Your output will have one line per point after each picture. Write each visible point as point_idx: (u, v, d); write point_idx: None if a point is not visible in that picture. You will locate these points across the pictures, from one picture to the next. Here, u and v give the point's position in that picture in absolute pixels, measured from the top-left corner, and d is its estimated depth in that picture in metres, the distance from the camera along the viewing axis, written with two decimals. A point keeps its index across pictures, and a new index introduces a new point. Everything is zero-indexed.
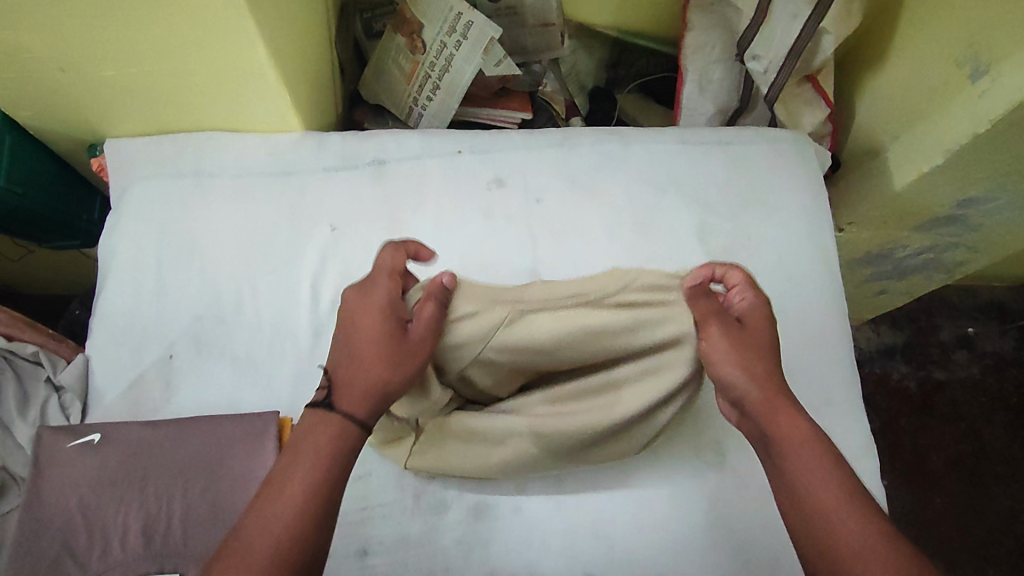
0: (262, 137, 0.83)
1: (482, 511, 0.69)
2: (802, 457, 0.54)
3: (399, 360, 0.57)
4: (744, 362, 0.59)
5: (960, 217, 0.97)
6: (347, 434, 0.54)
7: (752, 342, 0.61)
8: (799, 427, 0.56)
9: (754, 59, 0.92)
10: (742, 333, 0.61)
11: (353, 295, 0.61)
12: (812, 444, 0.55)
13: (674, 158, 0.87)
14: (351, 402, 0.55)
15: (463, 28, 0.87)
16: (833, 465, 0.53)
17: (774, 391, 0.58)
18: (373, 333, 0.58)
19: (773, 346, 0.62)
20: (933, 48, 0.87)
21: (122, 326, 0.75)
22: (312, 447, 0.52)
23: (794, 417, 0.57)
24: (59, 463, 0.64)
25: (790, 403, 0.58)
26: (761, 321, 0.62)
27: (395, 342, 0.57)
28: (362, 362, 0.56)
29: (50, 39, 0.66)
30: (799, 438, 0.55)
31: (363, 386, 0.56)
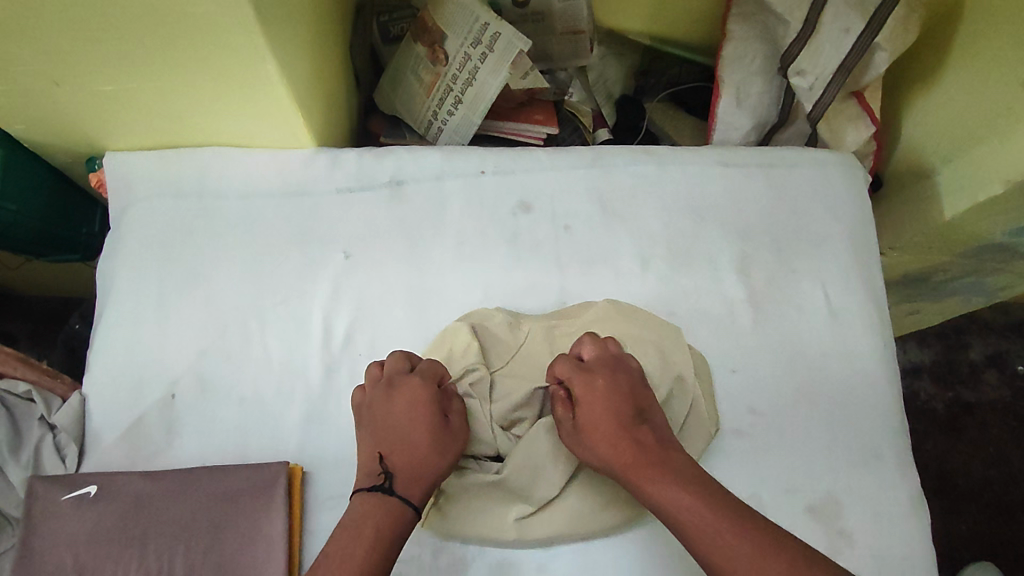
0: (270, 153, 0.77)
1: (505, 569, 0.65)
2: (675, 517, 0.54)
3: (450, 450, 0.61)
4: (599, 449, 0.60)
5: (1012, 245, 0.91)
6: (402, 517, 0.57)
7: (597, 421, 0.61)
8: (661, 487, 0.56)
9: (799, 75, 0.86)
10: (585, 419, 0.61)
11: (395, 391, 0.63)
12: (675, 500, 0.55)
13: (713, 182, 0.81)
14: (410, 487, 0.58)
15: (490, 39, 0.81)
16: (698, 514, 0.53)
17: (634, 457, 0.58)
18: (421, 428, 0.61)
19: (613, 416, 0.61)
20: (995, 67, 0.80)
21: (121, 361, 0.70)
22: (370, 528, 0.55)
23: (655, 477, 0.57)
24: (54, 517, 0.60)
25: (653, 468, 0.57)
26: (597, 398, 0.62)
27: (442, 435, 0.61)
28: (416, 454, 0.60)
29: (41, 52, 0.60)
30: (662, 500, 0.55)
31: (418, 474, 0.59)
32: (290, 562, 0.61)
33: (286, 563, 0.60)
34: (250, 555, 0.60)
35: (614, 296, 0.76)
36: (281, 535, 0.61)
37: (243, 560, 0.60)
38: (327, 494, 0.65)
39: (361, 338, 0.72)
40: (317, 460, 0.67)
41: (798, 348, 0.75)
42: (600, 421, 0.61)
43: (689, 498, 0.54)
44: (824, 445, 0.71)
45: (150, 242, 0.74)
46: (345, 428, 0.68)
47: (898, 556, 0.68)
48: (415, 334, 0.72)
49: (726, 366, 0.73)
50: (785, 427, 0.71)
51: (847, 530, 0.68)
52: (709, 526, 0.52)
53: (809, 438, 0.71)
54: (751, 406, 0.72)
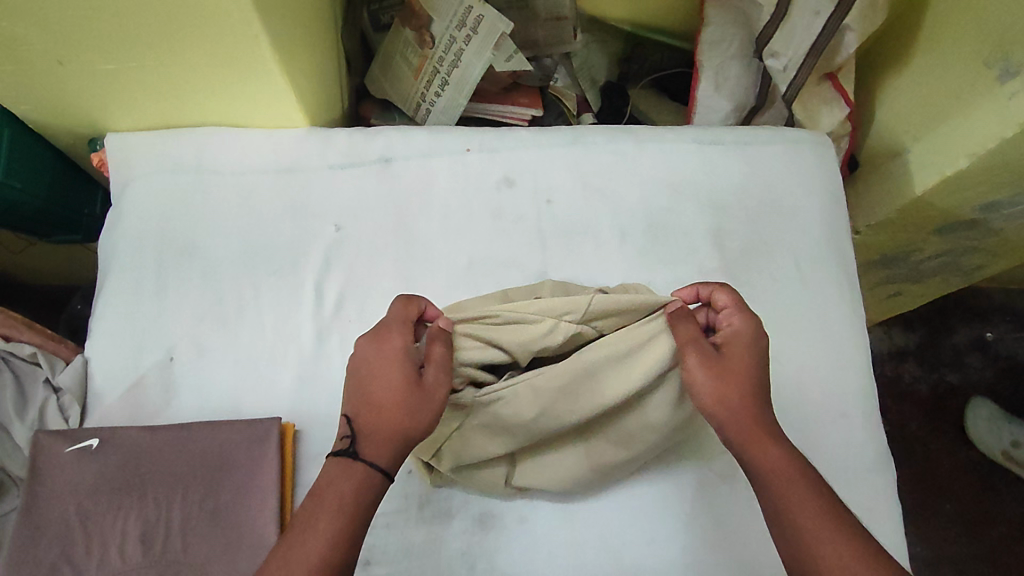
0: (265, 132, 0.81)
1: (488, 521, 0.68)
2: (786, 485, 0.54)
3: (422, 407, 0.56)
4: (726, 387, 0.58)
5: (982, 222, 0.95)
6: (370, 485, 0.54)
7: (734, 369, 0.59)
8: (778, 450, 0.56)
9: (773, 57, 0.90)
10: (727, 363, 0.59)
11: (365, 346, 0.59)
12: (795, 474, 0.55)
13: (689, 158, 0.84)
14: (375, 450, 0.55)
15: (473, 22, 0.84)
16: (818, 493, 0.54)
17: (760, 415, 0.58)
18: (389, 384, 0.57)
19: (756, 371, 0.59)
20: (957, 49, 0.84)
21: (123, 326, 0.73)
22: (332, 497, 0.53)
23: (781, 445, 0.56)
24: (58, 469, 0.63)
25: (771, 431, 0.57)
26: (744, 348, 0.60)
27: (413, 391, 0.56)
28: (381, 414, 0.56)
29: (45, 30, 0.64)
30: (778, 468, 0.55)
31: (387, 433, 0.55)
32: (282, 512, 0.64)
33: (278, 511, 0.64)
34: (244, 504, 0.63)
35: (594, 266, 0.79)
36: (273, 486, 0.64)
37: (237, 509, 0.63)
38: (319, 450, 0.69)
39: (352, 306, 0.75)
40: (309, 420, 0.70)
41: (770, 314, 0.78)
42: (739, 369, 0.59)
43: (809, 479, 0.55)
44: (794, 405, 0.74)
45: (149, 215, 0.77)
46: (335, 389, 0.71)
47: (864, 510, 0.71)
48: None
49: None
50: None
51: None
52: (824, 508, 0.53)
53: (780, 400, 0.74)
54: None
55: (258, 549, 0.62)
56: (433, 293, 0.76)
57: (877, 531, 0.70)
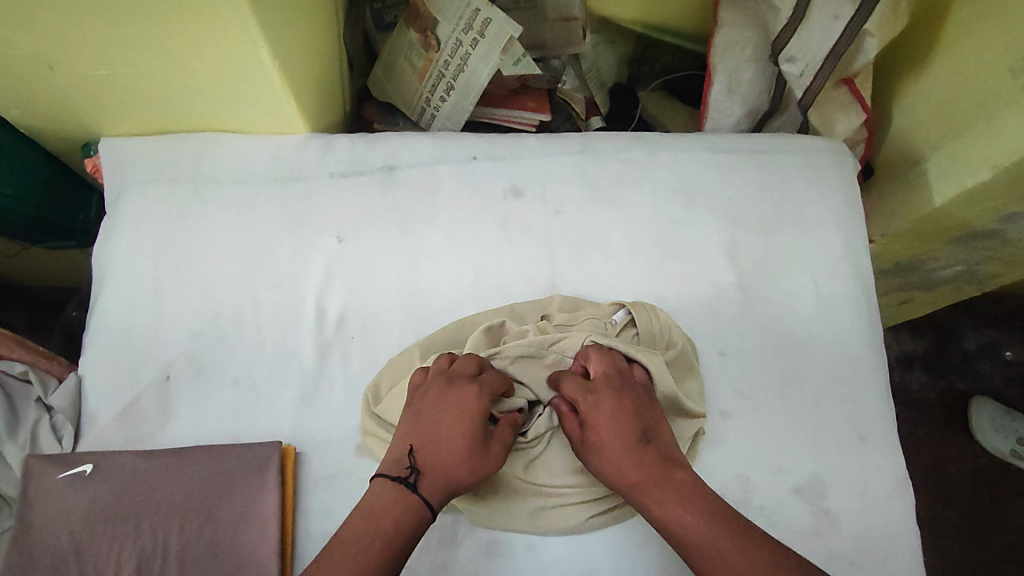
0: (264, 139, 0.78)
1: (496, 548, 0.66)
2: (681, 546, 0.55)
3: (482, 470, 0.59)
4: (601, 469, 0.61)
5: (1001, 232, 0.92)
6: (419, 521, 0.56)
7: (598, 444, 0.61)
8: (664, 506, 0.57)
9: (790, 61, 0.87)
10: (588, 442, 0.62)
11: (451, 395, 0.61)
12: (686, 530, 0.55)
13: (703, 168, 0.81)
14: (432, 491, 0.57)
15: (481, 25, 0.81)
16: (707, 543, 0.54)
17: (642, 477, 0.59)
18: (462, 438, 0.59)
19: (622, 432, 0.61)
20: (982, 55, 0.81)
21: (117, 343, 0.71)
22: (383, 525, 0.54)
23: (665, 503, 0.57)
24: (49, 495, 0.61)
25: (660, 485, 0.58)
26: (596, 416, 0.62)
27: (483, 448, 0.59)
28: (447, 458, 0.58)
29: (32, 33, 0.61)
30: (674, 526, 0.56)
31: (444, 481, 0.58)
32: (283, 542, 0.62)
33: (279, 541, 0.61)
34: (244, 533, 0.61)
35: (605, 280, 0.76)
36: (275, 514, 0.62)
37: (236, 538, 0.61)
38: (320, 474, 0.66)
39: (354, 322, 0.72)
40: (311, 441, 0.68)
41: (786, 331, 0.76)
42: (600, 442, 0.61)
43: (701, 528, 0.55)
44: (811, 427, 0.72)
45: (144, 226, 0.75)
46: (338, 409, 0.69)
47: (882, 537, 0.68)
48: (407, 319, 0.73)
49: (714, 349, 0.74)
50: (772, 409, 0.72)
51: (833, 510, 0.69)
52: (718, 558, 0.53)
53: (796, 421, 0.72)
54: (738, 388, 0.73)
55: None
56: (439, 308, 0.74)
57: (895, 559, 0.68)
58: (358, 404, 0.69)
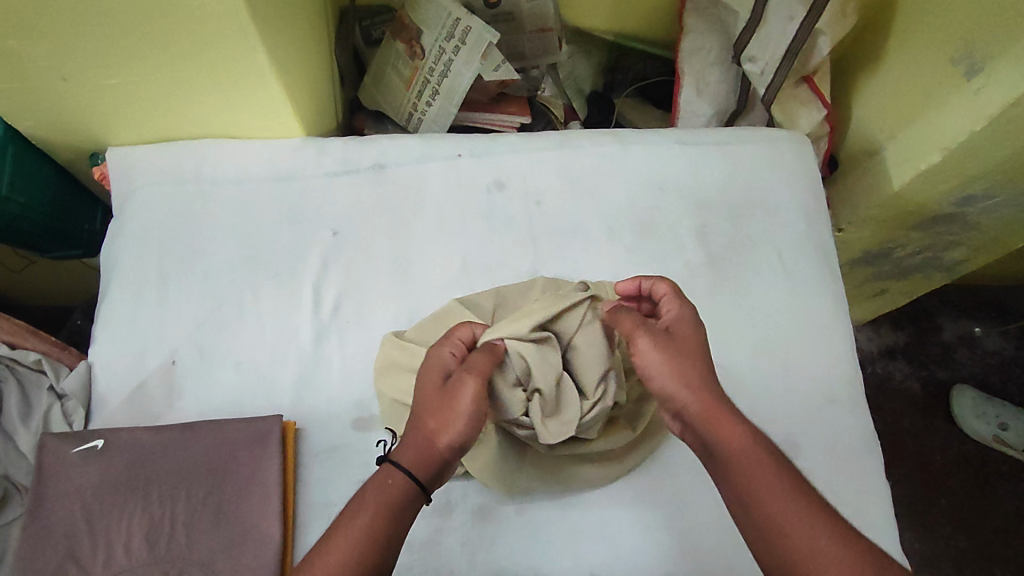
0: (262, 143, 0.83)
1: (488, 513, 0.69)
2: (745, 466, 0.53)
3: (446, 409, 0.57)
4: (675, 370, 0.58)
5: (960, 217, 0.95)
6: (403, 489, 0.54)
7: (681, 349, 0.59)
8: (736, 428, 0.55)
9: (750, 61, 0.93)
10: (672, 343, 0.59)
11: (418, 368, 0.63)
12: (755, 451, 0.54)
13: (673, 158, 0.87)
14: (403, 451, 0.56)
15: (462, 33, 0.88)
16: (776, 475, 0.52)
17: (714, 396, 0.57)
18: (426, 392, 0.59)
19: (704, 355, 0.60)
20: (928, 46, 0.87)
21: (125, 333, 0.75)
22: (367, 503, 0.53)
23: (737, 426, 0.55)
24: (64, 470, 0.65)
25: (728, 409, 0.56)
26: (689, 329, 0.61)
27: (445, 394, 0.58)
28: (413, 418, 0.58)
29: (49, 47, 0.66)
30: (740, 447, 0.54)
31: (416, 440, 0.56)
32: (284, 507, 0.67)
33: (281, 506, 0.66)
34: (247, 500, 0.66)
35: (584, 262, 0.81)
36: (276, 482, 0.66)
37: (241, 504, 0.66)
38: (319, 448, 0.71)
39: (349, 308, 0.77)
40: (311, 418, 0.72)
41: (756, 306, 0.80)
42: (686, 346, 0.60)
43: (771, 455, 0.54)
44: (781, 394, 0.76)
45: (150, 225, 0.79)
46: (335, 388, 0.74)
47: (853, 493, 0.73)
48: (399, 303, 0.78)
49: None
50: (746, 377, 0.77)
51: (805, 468, 0.73)
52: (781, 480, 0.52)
53: (769, 386, 0.77)
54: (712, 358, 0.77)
55: (262, 541, 0.64)
56: (429, 294, 0.78)
57: (865, 512, 0.72)
58: (356, 381, 0.74)
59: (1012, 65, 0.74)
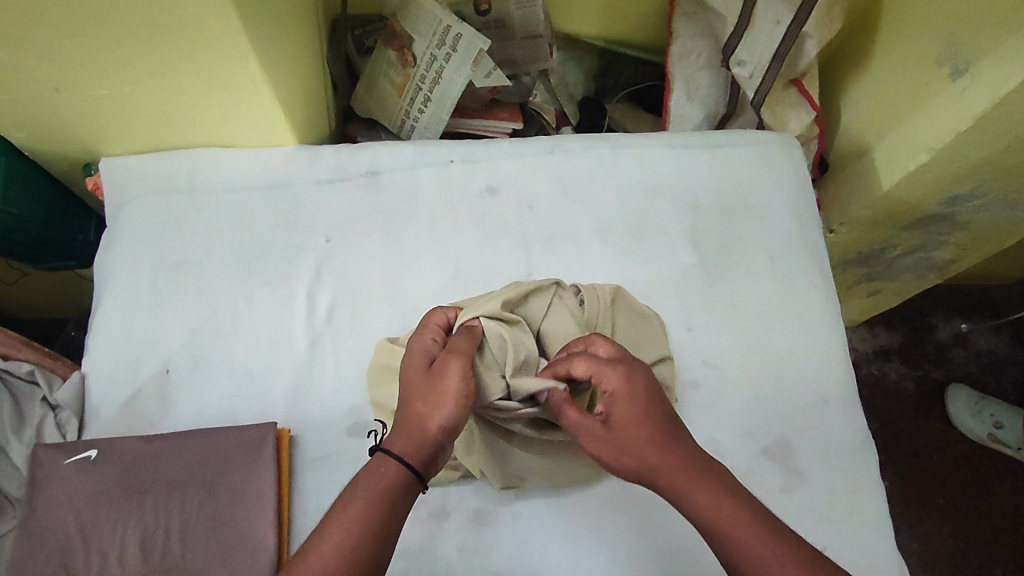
0: (255, 151, 0.83)
1: (484, 517, 0.69)
2: (723, 539, 0.50)
3: (434, 392, 0.57)
4: (626, 460, 0.55)
5: (949, 216, 0.96)
6: (397, 476, 0.54)
7: (626, 434, 0.55)
8: (703, 500, 0.51)
9: (739, 65, 0.93)
10: (610, 433, 0.56)
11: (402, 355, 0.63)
12: (733, 523, 0.50)
13: (664, 161, 0.88)
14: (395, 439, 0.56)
15: (452, 40, 0.89)
16: (750, 545, 0.49)
17: (674, 470, 0.53)
18: (413, 377, 0.59)
19: (654, 424, 0.55)
20: (914, 48, 0.88)
21: (118, 342, 0.75)
22: (362, 491, 0.53)
23: (705, 495, 0.51)
24: (58, 480, 0.65)
25: (699, 476, 0.52)
26: (623, 407, 0.56)
27: (431, 377, 0.58)
28: (402, 404, 0.57)
29: (42, 59, 0.66)
30: (711, 521, 0.50)
31: (406, 426, 0.56)
32: (279, 514, 0.67)
33: (276, 514, 0.66)
34: (242, 508, 0.66)
35: (577, 265, 0.82)
36: (270, 489, 0.66)
37: (235, 512, 0.65)
38: (314, 455, 0.71)
39: (343, 314, 0.77)
40: (305, 425, 0.72)
41: (749, 306, 0.81)
42: (627, 433, 0.55)
43: (747, 512, 0.50)
44: (774, 394, 0.77)
45: (143, 234, 0.80)
46: (329, 395, 0.73)
47: (849, 492, 0.73)
48: (392, 308, 0.78)
49: (682, 325, 0.79)
50: (739, 378, 0.77)
51: (800, 468, 0.73)
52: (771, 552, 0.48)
53: (761, 387, 0.77)
54: (706, 359, 0.78)
55: (257, 549, 0.64)
56: (423, 300, 0.79)
57: (861, 511, 0.72)
58: (351, 388, 0.74)
59: (996, 65, 0.75)
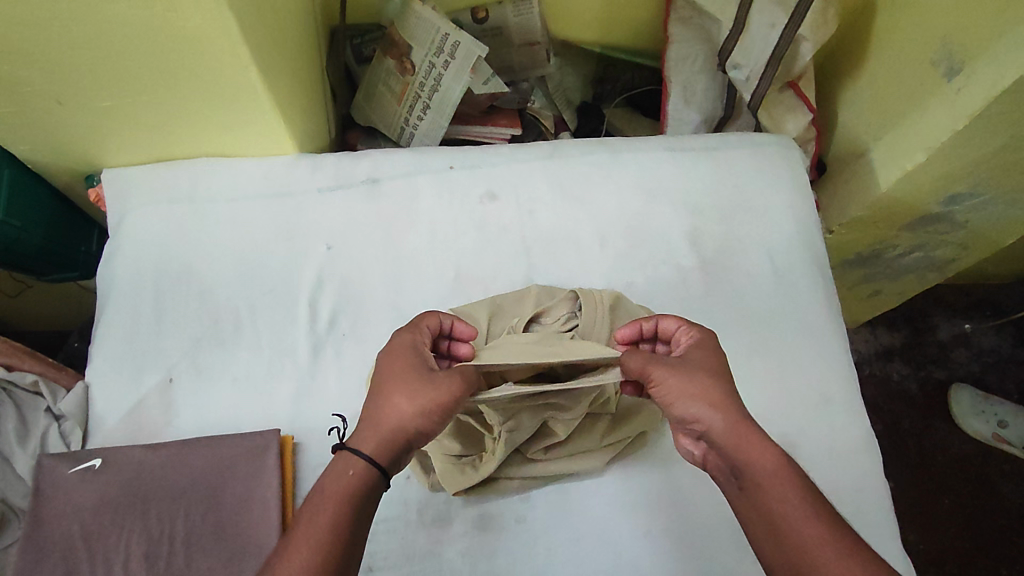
0: (255, 161, 0.84)
1: (487, 521, 0.69)
2: (775, 485, 0.53)
3: (419, 395, 0.57)
4: (699, 394, 0.57)
5: (949, 215, 0.96)
6: (366, 480, 0.54)
7: (703, 373, 0.59)
8: (765, 448, 0.54)
9: (735, 68, 0.94)
10: (691, 367, 0.59)
11: (383, 346, 0.63)
12: (786, 473, 0.53)
13: (662, 165, 0.88)
14: (366, 436, 0.56)
15: (451, 48, 0.89)
16: (799, 497, 0.52)
17: (741, 417, 0.56)
18: (398, 371, 0.59)
19: (729, 379, 0.59)
20: (908, 50, 0.88)
21: (121, 351, 0.75)
22: (332, 495, 0.52)
23: (764, 448, 0.54)
24: (61, 490, 0.65)
25: (760, 431, 0.56)
26: (707, 352, 0.61)
27: (419, 378, 0.58)
28: (380, 399, 0.58)
29: (44, 71, 0.66)
30: (768, 469, 0.53)
31: (379, 424, 0.57)
32: (283, 520, 0.67)
33: (279, 520, 0.66)
34: (245, 515, 0.66)
35: (577, 269, 0.82)
36: (274, 497, 0.66)
37: (238, 519, 0.66)
38: (317, 462, 0.71)
39: (345, 321, 0.78)
40: (307, 432, 0.72)
41: (749, 308, 0.81)
42: (708, 374, 0.59)
43: (799, 474, 0.53)
44: (777, 395, 0.77)
45: (145, 244, 0.80)
46: (332, 401, 0.74)
47: (852, 492, 0.73)
48: (394, 314, 0.78)
49: None
50: (741, 379, 0.77)
51: (803, 468, 0.73)
52: (818, 510, 0.51)
53: (764, 389, 0.77)
54: None
55: (262, 556, 0.64)
56: (425, 306, 0.79)
57: (865, 510, 0.72)
58: (353, 393, 0.74)
59: (991, 64, 0.75)
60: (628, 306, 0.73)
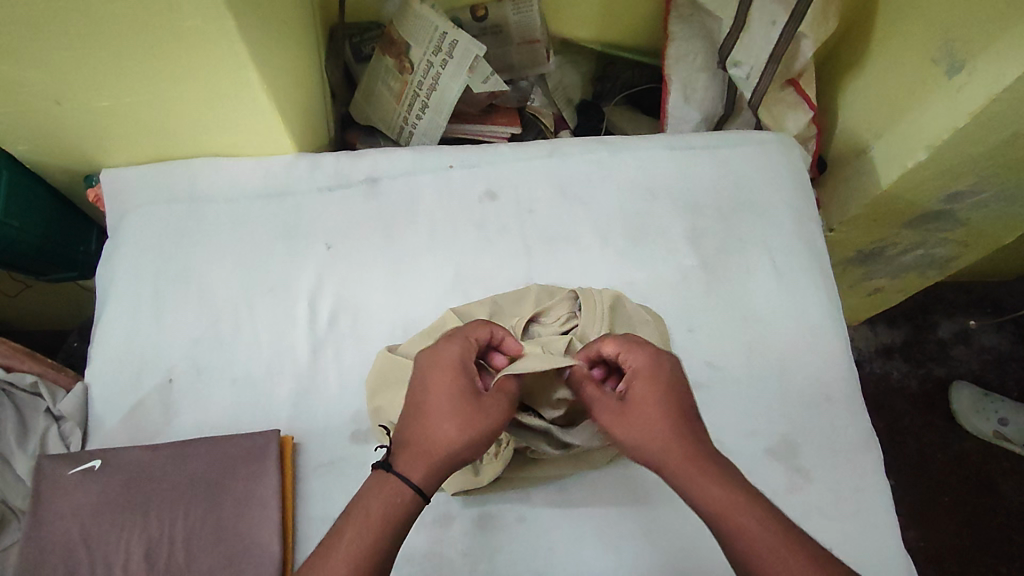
0: (254, 160, 0.83)
1: (487, 521, 0.69)
2: (731, 530, 0.50)
3: (475, 426, 0.56)
4: (642, 446, 0.56)
5: (949, 213, 0.96)
6: (411, 507, 0.53)
7: (642, 415, 0.56)
8: (710, 494, 0.52)
9: (735, 66, 0.94)
10: (630, 414, 0.57)
11: (427, 357, 0.60)
12: (740, 514, 0.50)
13: (662, 162, 0.88)
14: (415, 464, 0.54)
15: (449, 47, 0.89)
16: (758, 540, 0.49)
17: (685, 459, 0.54)
18: (450, 394, 0.57)
19: (670, 409, 0.56)
20: (909, 47, 0.88)
21: (120, 352, 0.75)
22: (375, 519, 0.51)
23: (710, 489, 0.52)
24: (61, 491, 0.65)
25: (708, 466, 0.53)
26: (643, 387, 0.58)
27: (473, 406, 0.56)
28: (430, 423, 0.56)
29: (42, 70, 0.66)
30: (720, 512, 0.51)
31: (428, 451, 0.55)
32: (284, 521, 0.67)
33: (279, 520, 0.66)
34: (245, 516, 0.66)
35: (576, 267, 0.82)
36: (274, 497, 0.66)
37: (238, 520, 0.65)
38: (317, 462, 0.71)
39: (344, 321, 0.77)
40: (307, 432, 0.72)
41: (750, 306, 0.81)
42: (646, 405, 0.57)
43: (757, 510, 0.51)
44: (777, 394, 0.77)
45: (145, 244, 0.80)
46: (332, 401, 0.73)
47: (852, 491, 0.73)
48: (394, 313, 0.78)
49: (684, 327, 0.79)
50: (742, 379, 0.77)
51: (803, 467, 0.73)
52: (775, 543, 0.49)
53: (764, 388, 0.77)
54: (708, 359, 0.78)
55: (262, 557, 0.64)
56: (425, 305, 0.79)
57: (866, 509, 0.72)
58: (352, 393, 0.74)
59: (992, 61, 0.75)
60: (630, 304, 0.73)
